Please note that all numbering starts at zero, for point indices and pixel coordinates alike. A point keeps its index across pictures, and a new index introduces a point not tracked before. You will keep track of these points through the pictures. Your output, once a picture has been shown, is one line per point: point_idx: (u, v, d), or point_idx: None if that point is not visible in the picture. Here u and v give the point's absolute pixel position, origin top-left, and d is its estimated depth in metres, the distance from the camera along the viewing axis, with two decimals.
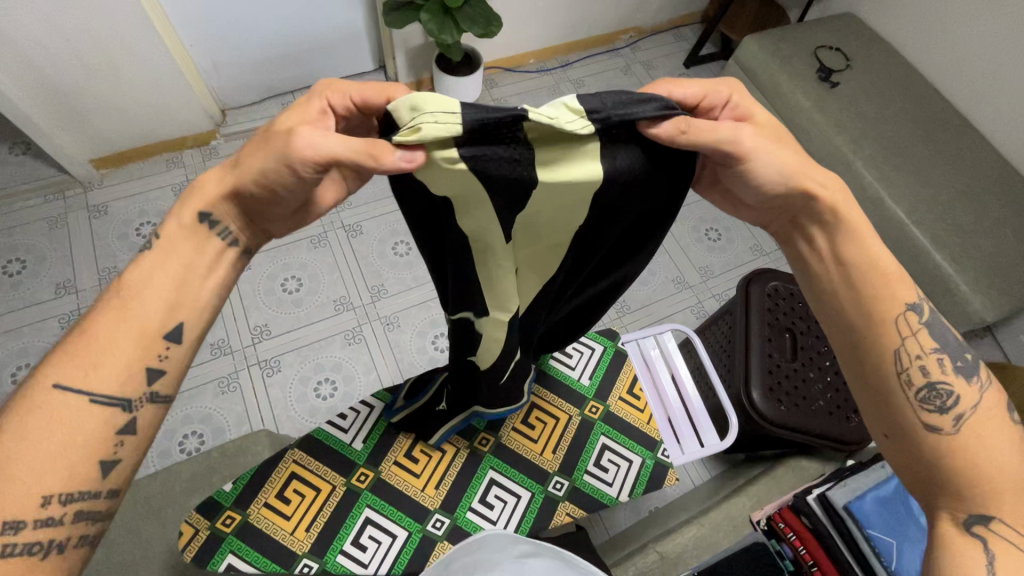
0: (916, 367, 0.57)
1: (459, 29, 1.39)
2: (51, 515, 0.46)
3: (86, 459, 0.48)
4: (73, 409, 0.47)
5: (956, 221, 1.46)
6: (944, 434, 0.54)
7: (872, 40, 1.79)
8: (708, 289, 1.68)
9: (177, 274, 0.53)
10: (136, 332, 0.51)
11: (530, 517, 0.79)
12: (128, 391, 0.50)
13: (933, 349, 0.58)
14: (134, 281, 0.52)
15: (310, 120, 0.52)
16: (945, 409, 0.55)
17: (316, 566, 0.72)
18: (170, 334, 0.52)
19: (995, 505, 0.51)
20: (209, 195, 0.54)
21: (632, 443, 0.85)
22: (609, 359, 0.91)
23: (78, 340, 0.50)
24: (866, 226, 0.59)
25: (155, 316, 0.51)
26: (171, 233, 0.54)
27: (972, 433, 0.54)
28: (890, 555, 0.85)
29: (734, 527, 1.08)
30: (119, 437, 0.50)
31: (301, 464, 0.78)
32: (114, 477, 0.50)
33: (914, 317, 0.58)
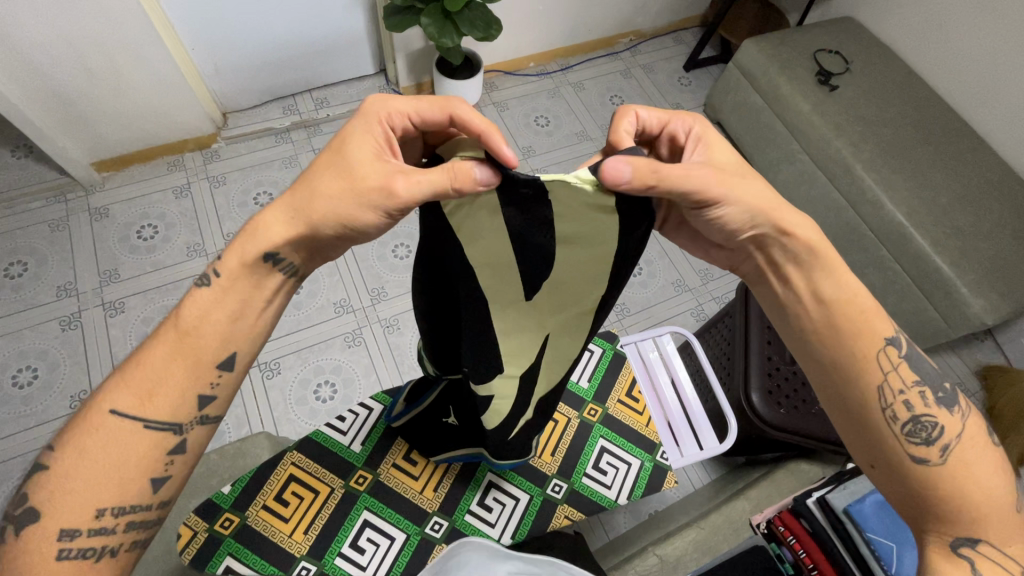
0: (899, 402, 0.58)
1: (459, 34, 1.39)
2: (103, 525, 0.50)
3: (138, 476, 0.51)
4: (130, 432, 0.51)
5: (956, 224, 1.46)
6: (931, 465, 0.56)
7: (871, 43, 1.79)
8: (708, 292, 1.68)
9: (231, 311, 0.55)
10: (190, 365, 0.54)
11: (528, 519, 0.79)
12: (179, 415, 0.53)
13: (915, 383, 0.59)
14: (191, 314, 0.54)
15: (338, 148, 0.55)
16: (932, 440, 0.57)
17: (315, 568, 0.72)
18: (222, 364, 0.55)
19: (977, 527, 0.54)
20: (252, 227, 0.56)
21: (631, 445, 0.85)
22: (608, 361, 0.91)
23: (135, 366, 0.53)
24: (840, 263, 0.62)
25: (206, 349, 0.54)
26: (230, 272, 0.55)
27: (959, 462, 0.56)
28: (890, 558, 0.85)
29: (734, 530, 1.07)
30: (169, 458, 0.53)
31: (299, 466, 0.78)
32: (164, 491, 0.53)
33: (893, 352, 0.60)
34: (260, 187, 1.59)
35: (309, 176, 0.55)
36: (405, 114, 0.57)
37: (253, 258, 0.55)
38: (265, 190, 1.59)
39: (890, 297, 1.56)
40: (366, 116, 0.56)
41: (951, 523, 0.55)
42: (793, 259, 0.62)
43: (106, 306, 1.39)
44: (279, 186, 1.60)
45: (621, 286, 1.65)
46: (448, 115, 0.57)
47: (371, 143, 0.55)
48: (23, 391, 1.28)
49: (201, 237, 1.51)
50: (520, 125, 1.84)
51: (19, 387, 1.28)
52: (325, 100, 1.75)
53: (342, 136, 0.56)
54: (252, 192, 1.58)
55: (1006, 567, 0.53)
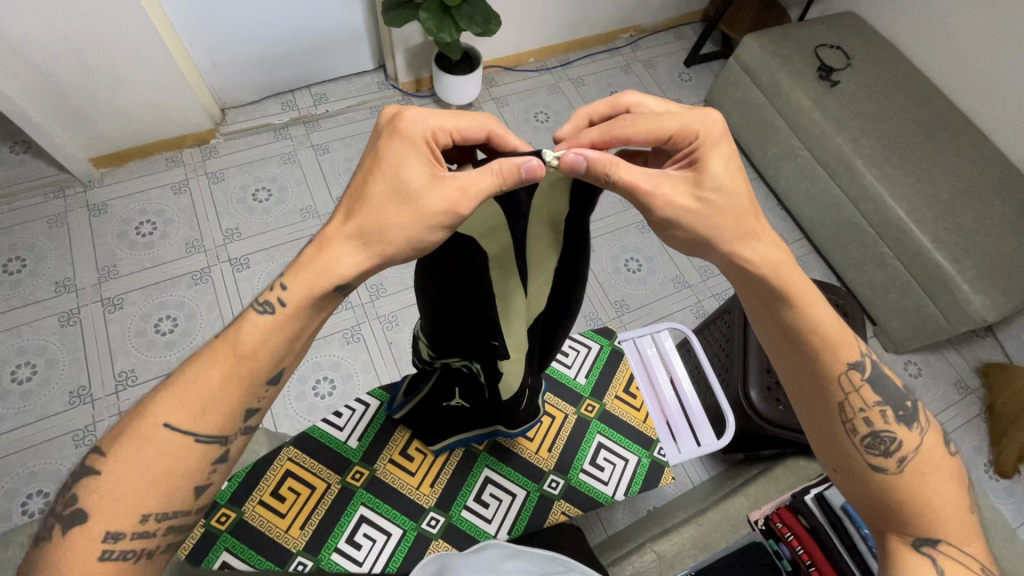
0: (860, 418, 0.58)
1: (458, 28, 1.39)
2: (147, 528, 0.48)
3: (183, 482, 0.50)
4: (180, 448, 0.49)
5: (957, 220, 1.45)
6: (891, 475, 0.56)
7: (873, 38, 1.78)
8: (708, 288, 1.68)
9: (289, 334, 0.52)
10: (242, 384, 0.51)
11: (525, 515, 0.79)
12: (227, 429, 0.51)
13: (876, 402, 0.59)
14: (248, 333, 0.51)
15: (391, 173, 0.50)
16: (890, 452, 0.57)
17: (311, 563, 0.72)
18: (272, 380, 0.53)
19: (935, 527, 0.54)
20: (315, 257, 0.52)
21: (629, 441, 0.84)
22: (606, 357, 0.91)
23: (189, 380, 0.50)
24: (811, 290, 0.57)
25: (259, 366, 0.51)
26: (293, 302, 0.51)
27: (916, 471, 0.56)
28: None
29: (732, 526, 1.07)
30: (213, 466, 0.51)
31: (296, 461, 0.78)
32: (206, 497, 0.52)
33: (856, 373, 0.59)
34: (259, 183, 1.59)
35: (366, 206, 0.50)
36: (445, 130, 0.54)
37: (317, 289, 0.51)
38: (264, 186, 1.59)
39: (890, 293, 1.55)
40: (405, 134, 0.52)
41: (909, 521, 0.55)
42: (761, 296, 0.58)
43: (105, 302, 1.39)
44: (278, 182, 1.60)
45: (620, 282, 1.64)
46: (487, 133, 0.57)
47: (423, 162, 0.51)
48: (22, 387, 1.28)
49: (200, 233, 1.50)
50: (520, 121, 1.83)
51: (18, 382, 1.28)
52: (323, 96, 1.74)
53: (388, 159, 0.51)
54: (251, 187, 1.58)
55: (969, 567, 0.52)
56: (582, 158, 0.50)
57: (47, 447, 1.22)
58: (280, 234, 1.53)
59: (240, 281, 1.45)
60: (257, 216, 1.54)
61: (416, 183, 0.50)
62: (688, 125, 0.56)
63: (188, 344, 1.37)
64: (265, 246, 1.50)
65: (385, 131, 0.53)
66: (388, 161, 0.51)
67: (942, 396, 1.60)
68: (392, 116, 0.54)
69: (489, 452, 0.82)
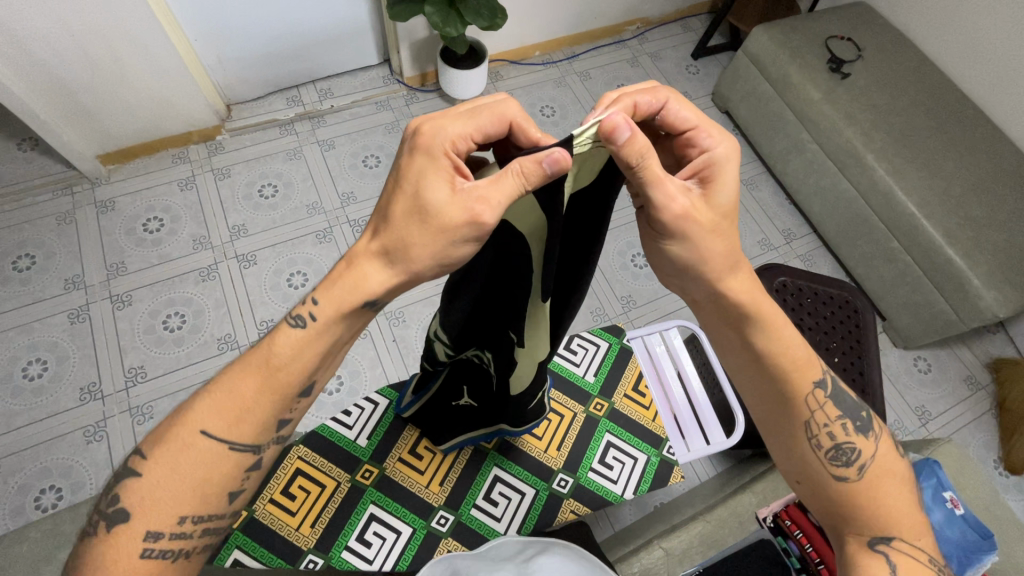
0: (823, 433, 0.58)
1: (463, 22, 1.37)
2: (185, 530, 0.49)
3: (218, 490, 0.50)
4: (215, 457, 0.49)
5: (970, 215, 1.43)
6: (852, 483, 0.57)
7: (884, 29, 1.75)
8: None
9: (322, 350, 0.52)
10: (276, 399, 0.51)
11: (534, 513, 0.79)
12: (261, 438, 0.51)
13: (838, 415, 0.59)
14: (283, 347, 0.51)
15: (414, 193, 0.50)
16: (851, 462, 0.58)
17: (322, 561, 0.73)
18: (303, 393, 0.53)
19: (892, 529, 0.55)
20: (346, 272, 0.51)
21: (638, 440, 0.84)
22: (615, 356, 0.90)
23: (224, 388, 0.50)
24: (778, 314, 0.58)
25: (291, 381, 0.51)
26: (325, 317, 0.51)
27: (874, 478, 0.57)
28: None
29: (740, 523, 1.06)
30: (247, 474, 0.52)
31: (306, 460, 0.78)
32: (239, 502, 0.52)
33: (820, 392, 0.59)
34: (265, 179, 1.59)
35: (390, 225, 0.50)
36: (469, 134, 0.52)
37: (347, 305, 0.51)
38: (270, 182, 1.58)
39: (901, 289, 1.54)
40: (429, 148, 0.50)
41: (866, 525, 0.56)
42: (731, 324, 0.57)
43: (113, 299, 1.40)
44: (284, 178, 1.60)
45: (627, 277, 1.63)
46: (507, 123, 0.54)
47: (446, 178, 0.50)
48: (33, 383, 1.29)
49: (207, 229, 1.51)
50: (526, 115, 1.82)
51: (30, 379, 1.29)
52: (329, 91, 1.74)
53: (412, 177, 0.50)
54: (257, 183, 1.58)
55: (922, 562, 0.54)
56: (624, 132, 0.46)
57: (59, 443, 1.24)
58: (287, 230, 1.53)
59: (247, 277, 1.46)
60: (263, 212, 1.54)
61: (437, 202, 0.48)
62: (712, 131, 0.55)
63: (196, 341, 1.38)
64: (272, 243, 1.50)
65: (410, 143, 0.52)
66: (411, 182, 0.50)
67: (952, 392, 1.58)
68: (416, 127, 0.53)
69: (496, 451, 0.82)
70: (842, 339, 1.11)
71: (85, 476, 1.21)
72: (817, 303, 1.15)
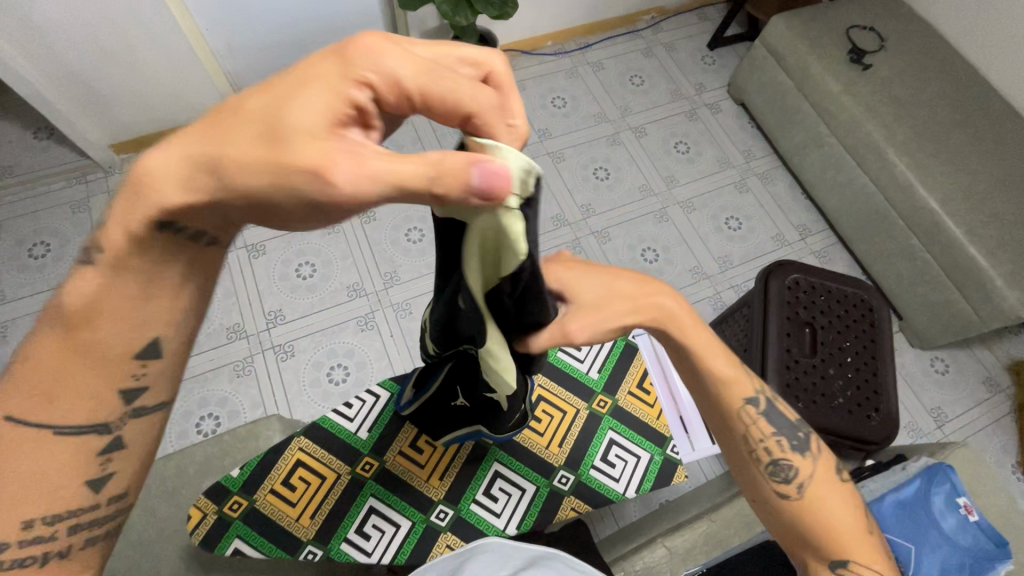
0: (761, 448, 0.57)
1: (474, 11, 1.36)
2: (39, 534, 0.40)
3: (73, 478, 0.41)
4: (39, 444, 0.39)
5: (995, 212, 1.38)
6: (793, 501, 0.55)
7: (909, 18, 1.69)
8: (727, 279, 1.64)
9: (137, 298, 0.39)
10: (100, 366, 0.40)
11: (534, 510, 0.78)
12: (101, 417, 0.41)
13: (773, 430, 0.58)
14: (83, 303, 0.38)
15: (352, 64, 0.37)
16: (790, 479, 0.56)
17: (321, 552, 0.73)
18: (146, 352, 0.41)
19: (837, 550, 0.54)
20: (197, 128, 0.34)
21: (642, 438, 0.83)
22: (620, 352, 0.89)
23: (25, 360, 0.39)
24: (710, 342, 0.58)
25: (111, 344, 0.39)
26: (136, 231, 0.36)
27: (812, 499, 0.55)
28: (907, 561, 0.80)
29: (746, 524, 1.05)
30: (105, 457, 0.42)
31: (306, 451, 0.78)
32: (109, 490, 0.43)
33: (752, 409, 0.58)
34: None
35: (286, 78, 0.36)
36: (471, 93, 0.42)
37: (172, 187, 0.34)
38: None
39: (919, 287, 1.50)
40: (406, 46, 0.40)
41: (820, 547, 0.54)
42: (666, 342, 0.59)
43: None
44: None
45: (637, 272, 1.61)
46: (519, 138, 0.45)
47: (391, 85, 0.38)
48: None
49: None
50: (537, 106, 1.80)
51: None
52: None
53: (366, 48, 0.38)
54: None
55: None
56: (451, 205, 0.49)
57: None
58: None
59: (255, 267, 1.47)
60: None
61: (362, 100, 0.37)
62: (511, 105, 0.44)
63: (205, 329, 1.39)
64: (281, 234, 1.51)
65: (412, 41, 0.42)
66: (370, 53, 0.38)
67: (971, 393, 1.54)
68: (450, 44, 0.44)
69: (496, 446, 0.81)
70: (857, 339, 1.08)
71: None
72: (833, 301, 1.11)
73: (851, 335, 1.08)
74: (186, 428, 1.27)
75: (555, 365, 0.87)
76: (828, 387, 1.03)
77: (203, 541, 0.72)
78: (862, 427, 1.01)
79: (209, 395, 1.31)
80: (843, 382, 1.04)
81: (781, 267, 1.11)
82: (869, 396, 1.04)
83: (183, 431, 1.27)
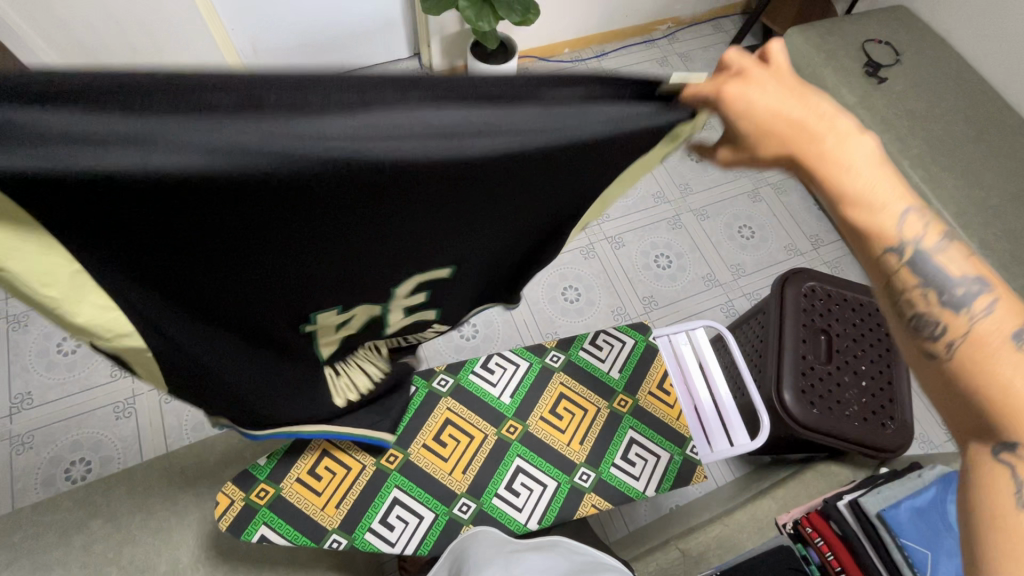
0: (911, 297, 0.47)
1: (496, 16, 1.38)
2: None
3: None
4: None
5: (1008, 226, 1.39)
6: (938, 362, 0.45)
7: (924, 33, 1.71)
8: (740, 286, 1.66)
9: None
10: None
11: (555, 506, 0.79)
12: None
13: (921, 279, 0.47)
14: None
15: None
16: (938, 332, 0.45)
17: (346, 541, 0.74)
18: None
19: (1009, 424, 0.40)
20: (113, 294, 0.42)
21: (661, 438, 0.84)
22: (640, 353, 0.90)
23: None
24: (843, 162, 0.45)
25: None
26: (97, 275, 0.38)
27: (975, 356, 0.43)
28: (924, 565, 0.80)
29: (759, 529, 1.04)
30: None
31: (333, 442, 0.79)
32: None
33: (900, 247, 0.47)
34: None
35: None
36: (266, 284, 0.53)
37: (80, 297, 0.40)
38: None
39: None
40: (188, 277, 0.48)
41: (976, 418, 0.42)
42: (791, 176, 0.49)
43: None
44: None
45: (650, 278, 1.62)
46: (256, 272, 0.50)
47: None
48: (66, 358, 1.33)
49: None
50: None
51: (63, 354, 1.34)
52: None
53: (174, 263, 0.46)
54: None
55: None
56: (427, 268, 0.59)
57: (90, 417, 1.28)
58: None
59: None
60: None
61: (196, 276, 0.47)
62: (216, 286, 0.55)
63: None
64: None
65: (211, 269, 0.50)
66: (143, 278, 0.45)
67: None
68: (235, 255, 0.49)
69: (518, 442, 0.83)
70: (873, 347, 1.09)
71: (113, 451, 1.25)
72: (848, 309, 1.12)
73: (866, 344, 1.09)
74: (202, 421, 1.30)
75: (576, 364, 0.89)
76: (843, 394, 1.04)
77: (230, 526, 0.73)
78: (877, 435, 1.02)
79: None
80: (858, 390, 1.05)
81: (798, 274, 1.12)
82: (884, 404, 1.05)
83: (200, 423, 1.30)
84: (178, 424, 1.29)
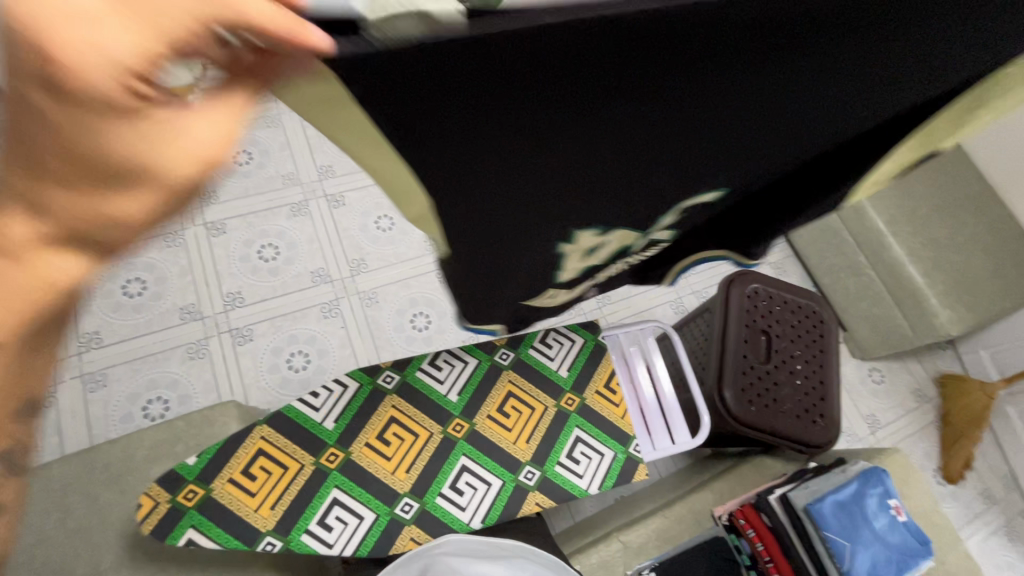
0: None
1: None
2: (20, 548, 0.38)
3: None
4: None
5: (932, 236, 1.50)
6: None
7: None
8: (690, 283, 1.71)
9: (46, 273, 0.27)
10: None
11: (499, 505, 0.79)
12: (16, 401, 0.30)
13: None
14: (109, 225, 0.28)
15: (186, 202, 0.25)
16: None
17: (280, 544, 0.71)
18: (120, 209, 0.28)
19: None
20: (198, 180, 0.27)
21: (606, 437, 0.86)
22: (589, 352, 0.91)
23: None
24: None
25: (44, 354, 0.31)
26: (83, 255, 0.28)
27: None
28: (843, 555, 0.85)
29: (697, 520, 1.08)
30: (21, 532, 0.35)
31: (269, 440, 0.76)
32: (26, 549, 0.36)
33: None
34: None
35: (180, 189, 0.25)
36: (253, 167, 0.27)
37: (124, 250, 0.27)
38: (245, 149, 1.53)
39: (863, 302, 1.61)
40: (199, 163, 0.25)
41: None
42: None
43: None
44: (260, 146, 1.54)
45: None
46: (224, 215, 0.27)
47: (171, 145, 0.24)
48: None
49: None
50: None
51: None
52: None
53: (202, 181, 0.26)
54: None
55: None
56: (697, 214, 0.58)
57: None
58: (259, 201, 1.48)
59: (214, 246, 1.41)
60: (236, 179, 1.49)
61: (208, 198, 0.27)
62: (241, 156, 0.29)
63: (157, 308, 1.32)
64: (243, 213, 1.45)
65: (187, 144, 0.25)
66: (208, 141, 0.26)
67: (902, 402, 1.67)
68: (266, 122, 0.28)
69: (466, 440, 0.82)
70: (808, 347, 1.14)
71: None
72: (788, 310, 1.16)
73: (803, 343, 1.14)
74: (132, 411, 1.22)
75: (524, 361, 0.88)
76: (779, 393, 1.09)
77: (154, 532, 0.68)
78: (808, 431, 1.08)
79: (159, 377, 1.26)
80: (793, 388, 1.10)
81: (743, 276, 1.16)
82: (815, 402, 1.11)
83: (129, 413, 1.22)
84: (104, 414, 1.21)
